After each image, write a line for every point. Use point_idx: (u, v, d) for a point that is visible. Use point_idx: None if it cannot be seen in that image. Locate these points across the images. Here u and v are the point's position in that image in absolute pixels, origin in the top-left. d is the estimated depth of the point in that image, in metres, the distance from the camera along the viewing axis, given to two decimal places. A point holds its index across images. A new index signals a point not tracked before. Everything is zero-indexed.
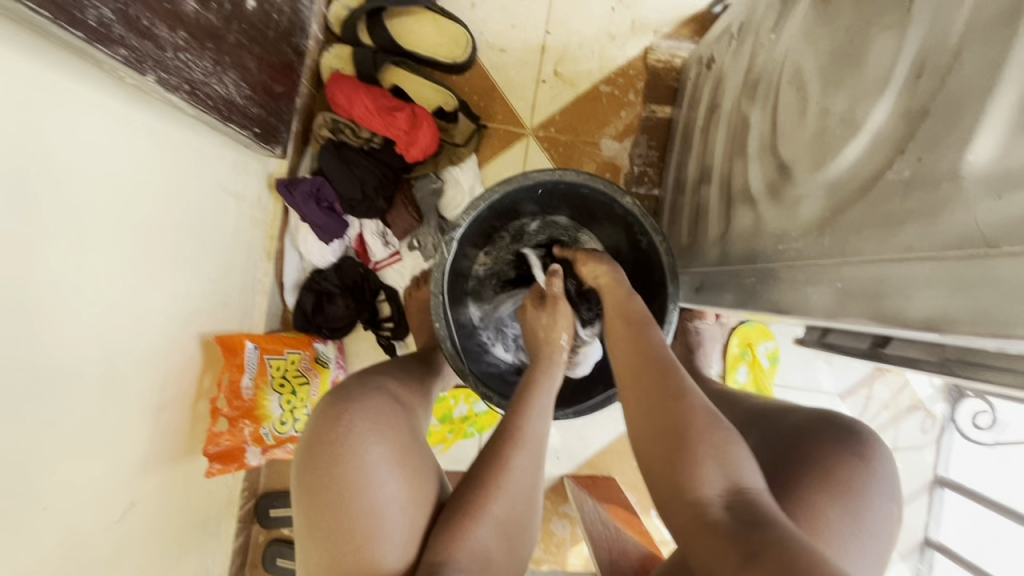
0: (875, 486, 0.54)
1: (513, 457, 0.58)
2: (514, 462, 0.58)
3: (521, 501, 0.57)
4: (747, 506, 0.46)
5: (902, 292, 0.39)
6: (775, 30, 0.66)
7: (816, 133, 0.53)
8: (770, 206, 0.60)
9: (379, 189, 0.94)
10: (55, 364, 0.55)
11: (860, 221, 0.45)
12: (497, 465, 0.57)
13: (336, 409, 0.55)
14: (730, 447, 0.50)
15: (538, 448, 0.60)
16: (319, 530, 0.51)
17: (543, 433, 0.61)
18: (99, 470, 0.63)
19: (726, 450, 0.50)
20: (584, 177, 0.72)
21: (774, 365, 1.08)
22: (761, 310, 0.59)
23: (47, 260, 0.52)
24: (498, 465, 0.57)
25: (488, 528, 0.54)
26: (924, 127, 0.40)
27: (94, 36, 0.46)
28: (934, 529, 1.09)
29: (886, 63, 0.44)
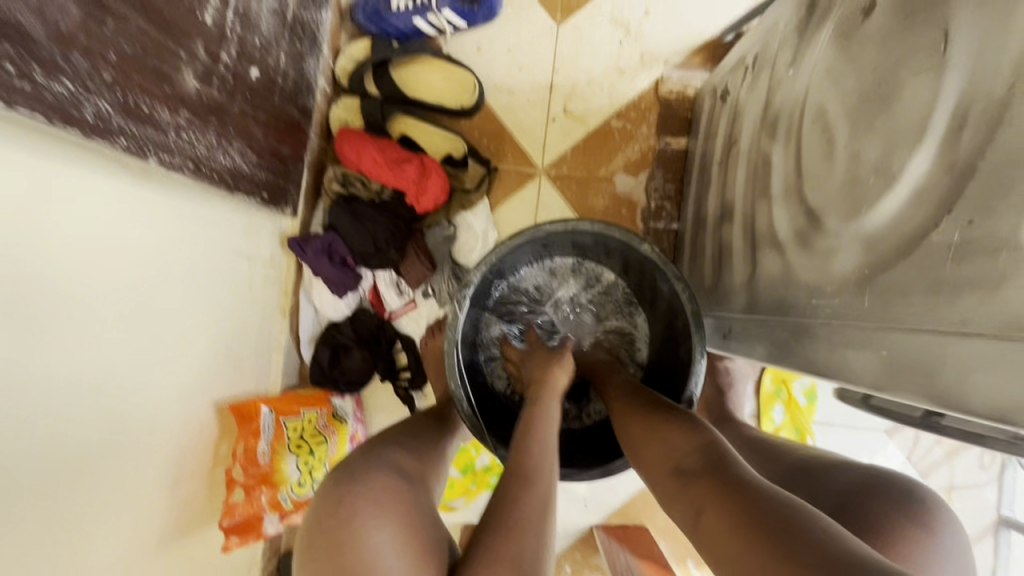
0: (936, 564, 0.48)
1: (523, 499, 0.53)
2: (521, 506, 0.53)
3: (538, 552, 0.50)
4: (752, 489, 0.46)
5: (965, 373, 0.34)
6: (793, 66, 0.62)
7: (847, 181, 0.49)
8: (800, 255, 0.56)
9: (390, 240, 0.93)
10: (65, 456, 0.54)
11: (906, 283, 0.40)
12: (505, 508, 0.52)
13: (336, 494, 0.53)
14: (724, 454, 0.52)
15: (545, 484, 0.56)
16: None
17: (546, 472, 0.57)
18: (115, 553, 0.62)
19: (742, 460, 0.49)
20: (598, 226, 0.68)
21: (812, 403, 1.02)
22: (796, 368, 0.54)
23: (55, 351, 0.51)
24: (505, 507, 0.53)
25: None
26: (971, 185, 0.36)
27: (92, 131, 0.45)
28: (1003, 574, 1.00)
29: (923, 112, 0.40)
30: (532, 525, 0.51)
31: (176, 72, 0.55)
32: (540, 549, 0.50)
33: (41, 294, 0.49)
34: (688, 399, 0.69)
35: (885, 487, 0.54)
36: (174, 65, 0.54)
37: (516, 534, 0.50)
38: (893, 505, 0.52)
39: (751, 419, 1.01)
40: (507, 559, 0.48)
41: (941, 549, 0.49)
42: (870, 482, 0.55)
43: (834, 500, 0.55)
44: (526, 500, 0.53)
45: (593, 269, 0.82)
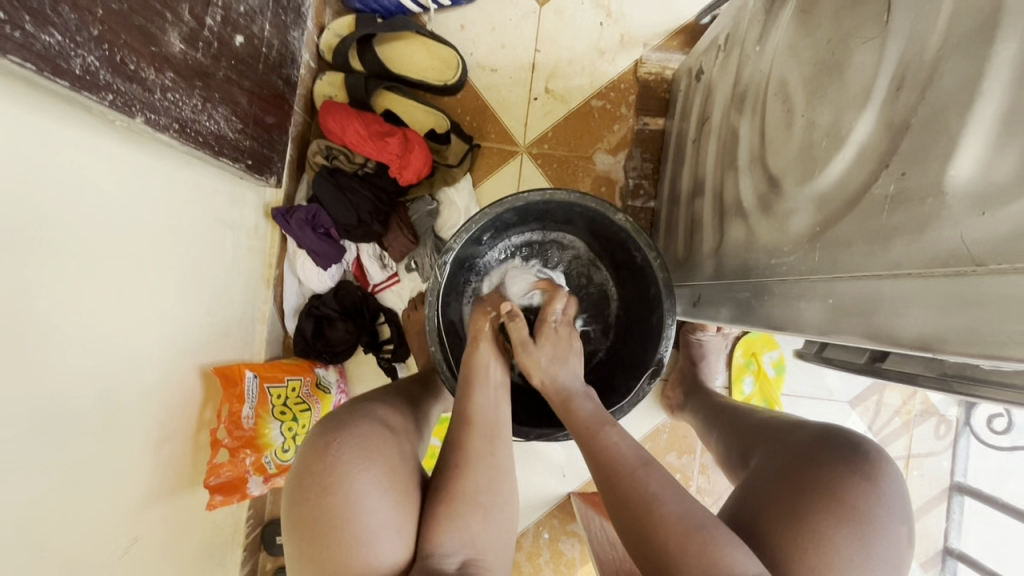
0: (884, 511, 0.52)
1: (470, 443, 0.60)
2: (470, 446, 0.60)
3: (493, 482, 0.58)
4: None
5: (892, 310, 0.38)
6: (760, 43, 0.65)
7: (803, 147, 0.52)
8: (762, 219, 0.60)
9: (374, 213, 0.94)
10: (52, 407, 0.56)
11: (848, 236, 0.44)
12: (456, 452, 0.59)
13: (323, 439, 0.55)
14: (714, 546, 0.46)
15: (496, 427, 0.62)
16: (314, 563, 0.50)
17: (497, 412, 0.63)
18: (101, 506, 0.64)
19: (717, 557, 0.46)
20: (574, 196, 0.71)
21: (780, 375, 1.06)
22: (756, 326, 0.58)
23: (43, 303, 0.53)
24: (457, 446, 0.60)
25: (474, 516, 0.55)
26: (905, 140, 0.39)
27: (81, 84, 0.47)
28: (955, 537, 1.06)
29: (867, 77, 0.44)
30: (481, 463, 0.58)
31: (162, 32, 0.56)
32: (491, 478, 0.58)
33: (41, 244, 0.52)
34: (658, 361, 0.71)
35: (842, 439, 0.58)
36: (160, 26, 0.55)
37: (466, 474, 0.57)
38: (846, 456, 0.55)
39: (722, 391, 1.05)
40: (467, 497, 0.56)
41: (890, 495, 0.53)
42: (829, 437, 0.59)
43: (793, 458, 0.58)
44: (472, 442, 0.60)
45: (558, 237, 0.85)
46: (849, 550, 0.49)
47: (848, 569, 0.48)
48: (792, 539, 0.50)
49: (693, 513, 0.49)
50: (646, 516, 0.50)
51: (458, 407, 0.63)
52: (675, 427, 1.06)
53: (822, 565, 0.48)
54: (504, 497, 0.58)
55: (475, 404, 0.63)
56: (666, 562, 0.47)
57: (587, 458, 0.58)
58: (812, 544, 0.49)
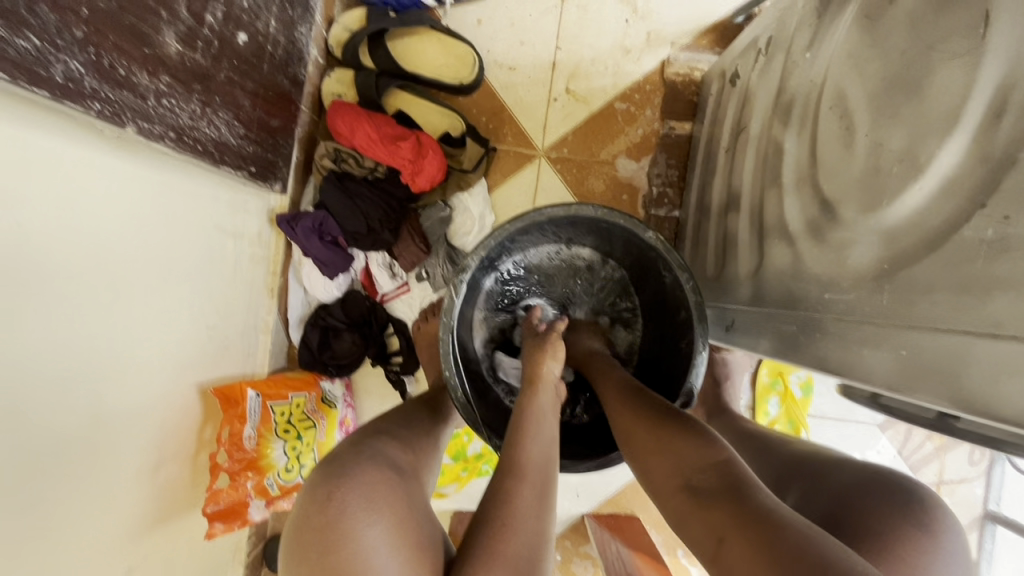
0: (943, 567, 0.46)
1: (519, 492, 0.54)
2: (519, 500, 0.53)
3: (535, 544, 0.51)
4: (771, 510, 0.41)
5: (990, 377, 0.33)
6: (810, 50, 0.60)
7: (867, 171, 0.47)
8: (812, 247, 0.54)
9: (384, 221, 0.89)
10: (36, 441, 0.51)
11: (929, 281, 0.38)
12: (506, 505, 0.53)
13: (325, 488, 0.50)
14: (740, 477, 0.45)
15: (545, 484, 0.56)
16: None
17: (546, 467, 0.57)
18: (93, 539, 0.60)
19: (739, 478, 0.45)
20: (602, 213, 0.65)
21: (807, 395, 1.01)
22: (804, 364, 0.53)
23: (24, 331, 0.48)
24: (504, 502, 0.53)
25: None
26: (1009, 178, 0.34)
27: (62, 93, 0.42)
28: (986, 567, 1.02)
29: (957, 100, 0.38)
30: (529, 518, 0.53)
31: (156, 32, 0.51)
32: (537, 542, 0.52)
33: (22, 266, 0.47)
34: (687, 391, 0.66)
35: (891, 486, 0.52)
36: (154, 25, 0.50)
37: (511, 530, 0.51)
38: (897, 505, 0.50)
39: (746, 411, 1.00)
40: (505, 554, 0.49)
41: (948, 551, 0.47)
42: (877, 481, 0.54)
43: (833, 502, 0.53)
44: (522, 497, 0.54)
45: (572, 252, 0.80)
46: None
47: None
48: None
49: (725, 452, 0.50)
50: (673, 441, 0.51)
51: (507, 455, 0.58)
52: None
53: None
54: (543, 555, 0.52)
55: (527, 449, 0.58)
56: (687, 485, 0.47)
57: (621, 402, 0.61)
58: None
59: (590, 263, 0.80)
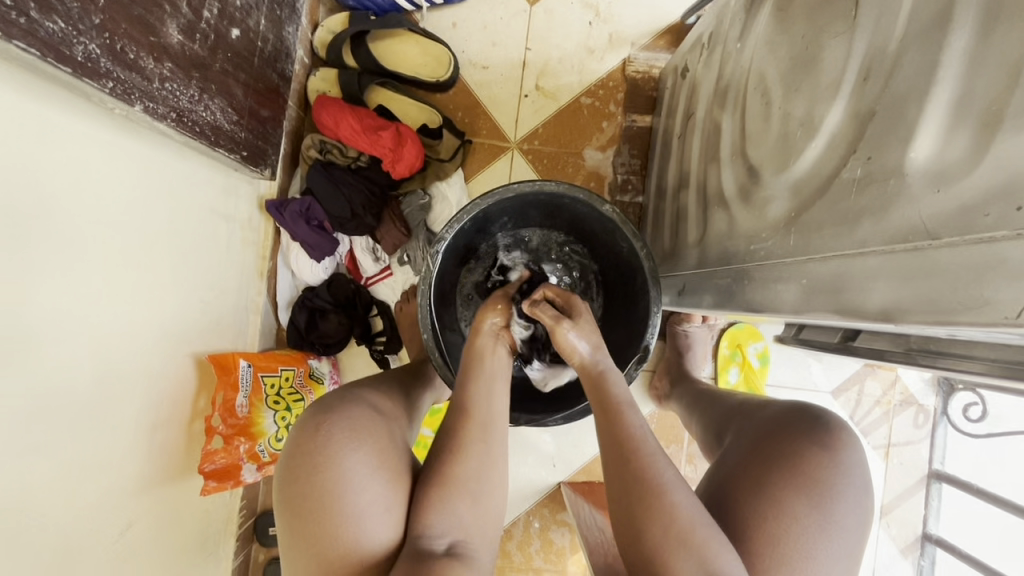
0: (843, 478, 0.54)
1: (467, 431, 0.60)
2: (468, 433, 0.60)
3: (483, 472, 0.58)
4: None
5: (860, 285, 0.40)
6: (740, 40, 0.68)
7: (779, 137, 0.55)
8: (742, 208, 0.62)
9: (366, 206, 0.96)
10: (47, 390, 0.56)
11: (821, 218, 0.46)
12: (454, 436, 0.60)
13: (315, 420, 0.57)
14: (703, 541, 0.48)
15: (492, 421, 0.62)
16: (303, 541, 0.52)
17: (495, 409, 0.63)
18: (96, 489, 0.64)
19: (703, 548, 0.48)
20: (563, 187, 0.73)
21: (765, 366, 1.09)
22: (738, 310, 0.60)
23: (40, 287, 0.54)
24: (455, 435, 0.60)
25: (462, 502, 0.55)
26: (871, 127, 0.42)
27: (82, 71, 0.48)
28: (934, 523, 1.10)
29: (838, 69, 0.46)
30: (475, 450, 0.59)
31: (160, 23, 0.57)
32: (486, 471, 0.58)
33: (39, 228, 0.53)
34: (645, 348, 0.74)
35: (808, 414, 0.60)
36: (159, 16, 0.57)
37: (460, 457, 0.58)
38: (808, 429, 0.58)
39: (708, 381, 1.08)
40: (455, 481, 0.56)
41: (849, 465, 0.55)
42: (794, 410, 0.61)
43: (757, 435, 0.60)
44: (469, 430, 0.60)
45: (537, 231, 0.88)
46: (806, 517, 0.51)
47: (805, 537, 0.51)
48: (754, 523, 0.52)
49: (698, 510, 0.50)
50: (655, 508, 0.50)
51: (457, 395, 0.64)
52: (662, 417, 1.08)
53: (782, 536, 0.51)
54: (498, 489, 0.59)
55: (476, 389, 0.64)
56: (664, 552, 0.49)
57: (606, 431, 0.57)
58: (771, 513, 0.52)
59: (554, 239, 0.88)
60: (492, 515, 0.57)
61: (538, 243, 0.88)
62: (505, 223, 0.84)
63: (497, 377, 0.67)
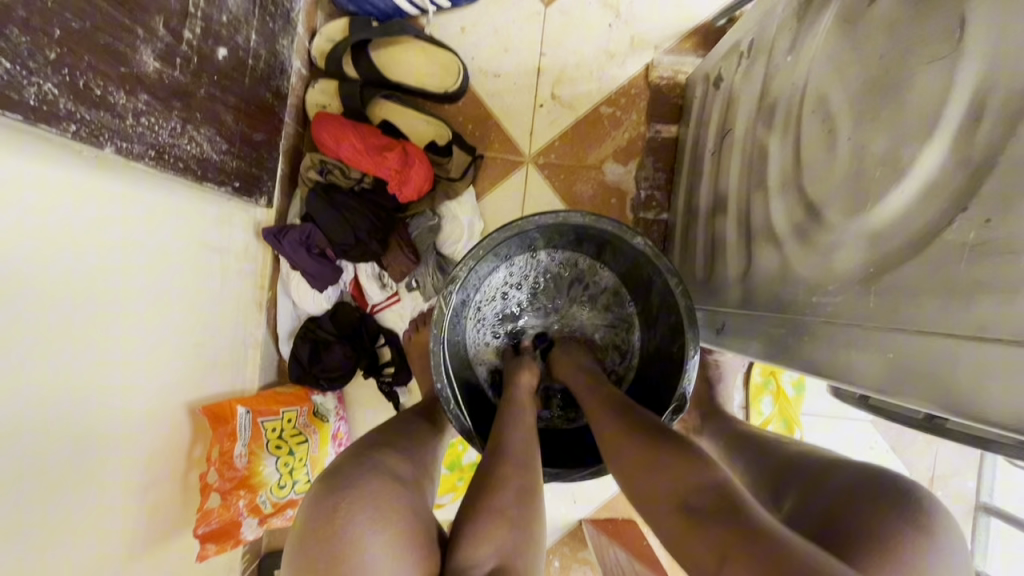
0: (942, 568, 0.46)
1: (505, 470, 0.55)
2: (509, 478, 0.55)
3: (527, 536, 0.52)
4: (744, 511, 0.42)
5: (979, 379, 0.33)
6: (792, 52, 0.60)
7: (850, 174, 0.47)
8: (798, 250, 0.54)
9: (372, 232, 0.88)
10: (21, 470, 0.50)
11: (914, 284, 0.39)
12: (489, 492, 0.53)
13: (331, 499, 0.50)
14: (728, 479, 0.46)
15: (529, 462, 0.58)
16: None
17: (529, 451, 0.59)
18: (83, 564, 0.58)
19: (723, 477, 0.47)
20: (590, 219, 0.65)
21: (800, 394, 1.01)
22: (792, 367, 0.53)
23: (6, 360, 0.47)
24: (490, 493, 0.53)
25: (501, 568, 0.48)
26: (989, 183, 0.34)
27: (37, 116, 0.41)
28: (982, 560, 1.00)
29: (936, 103, 0.38)
30: (512, 498, 0.53)
31: (133, 50, 0.50)
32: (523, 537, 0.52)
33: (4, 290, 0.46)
34: (680, 396, 0.66)
35: (887, 486, 0.53)
36: (131, 43, 0.49)
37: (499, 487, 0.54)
38: (892, 505, 0.50)
39: (739, 412, 1.00)
40: (498, 519, 0.51)
41: (947, 552, 0.47)
42: (874, 479, 0.54)
43: (834, 506, 0.53)
44: (506, 466, 0.56)
45: (566, 256, 0.78)
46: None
47: None
48: None
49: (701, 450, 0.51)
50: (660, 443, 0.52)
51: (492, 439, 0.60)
52: None
53: None
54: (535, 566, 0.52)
55: (511, 430, 0.61)
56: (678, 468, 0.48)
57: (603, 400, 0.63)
58: None
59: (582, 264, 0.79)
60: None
61: (566, 265, 0.79)
62: (529, 250, 0.75)
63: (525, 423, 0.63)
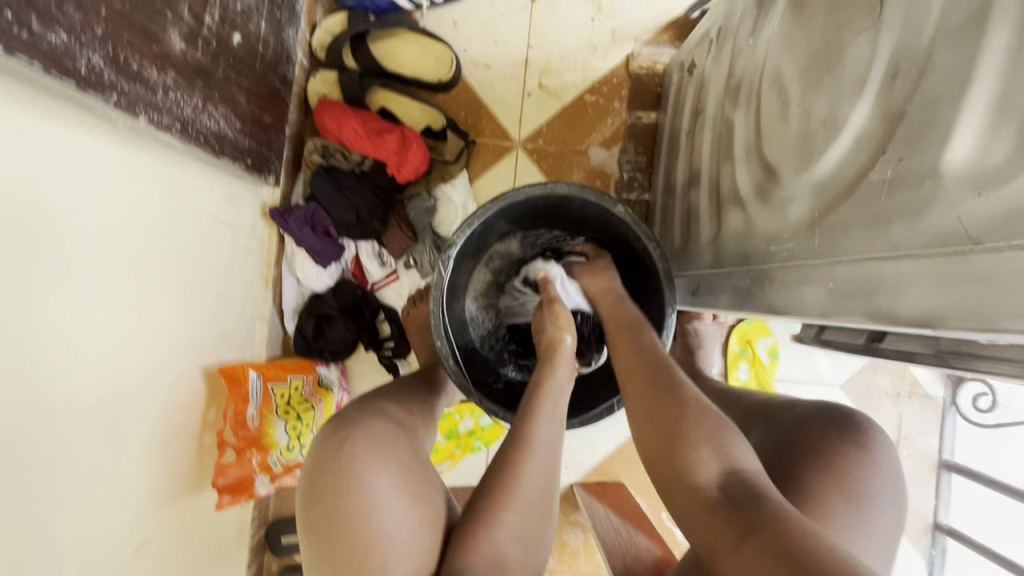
0: (877, 476, 0.55)
1: (525, 466, 0.58)
2: (525, 472, 0.57)
3: (533, 509, 0.57)
4: (743, 485, 0.49)
5: (895, 289, 0.40)
6: (753, 36, 0.67)
7: (799, 135, 0.54)
8: (759, 208, 0.61)
9: (372, 211, 0.95)
10: (60, 412, 0.55)
11: (848, 220, 0.46)
12: (509, 477, 0.57)
13: (339, 438, 0.56)
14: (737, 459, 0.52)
15: (550, 454, 0.60)
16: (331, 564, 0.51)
17: (553, 438, 0.61)
18: (111, 507, 0.63)
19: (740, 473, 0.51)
20: (575, 188, 0.72)
21: (775, 361, 1.09)
22: (757, 311, 0.60)
23: (48, 308, 0.52)
24: (510, 475, 0.57)
25: (509, 537, 0.55)
26: (901, 128, 0.41)
27: (86, 84, 0.46)
28: (944, 513, 1.10)
29: (862, 67, 0.45)
30: (531, 493, 0.57)
31: (163, 32, 0.56)
32: (534, 503, 0.58)
33: (48, 245, 0.51)
34: (660, 350, 0.72)
35: (836, 414, 0.60)
36: (161, 24, 0.55)
37: (513, 499, 0.56)
38: (838, 429, 0.57)
39: (719, 378, 1.07)
40: (507, 525, 0.55)
41: (880, 460, 0.56)
42: (827, 409, 0.61)
43: (788, 430, 0.60)
44: (528, 470, 0.57)
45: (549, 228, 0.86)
46: (849, 515, 0.52)
47: (846, 532, 0.51)
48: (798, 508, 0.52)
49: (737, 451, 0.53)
50: (689, 452, 0.53)
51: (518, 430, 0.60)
52: None
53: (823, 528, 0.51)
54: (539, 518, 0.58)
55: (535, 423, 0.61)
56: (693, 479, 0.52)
57: (634, 383, 0.61)
58: (814, 512, 0.52)
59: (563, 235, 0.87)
60: (534, 542, 0.58)
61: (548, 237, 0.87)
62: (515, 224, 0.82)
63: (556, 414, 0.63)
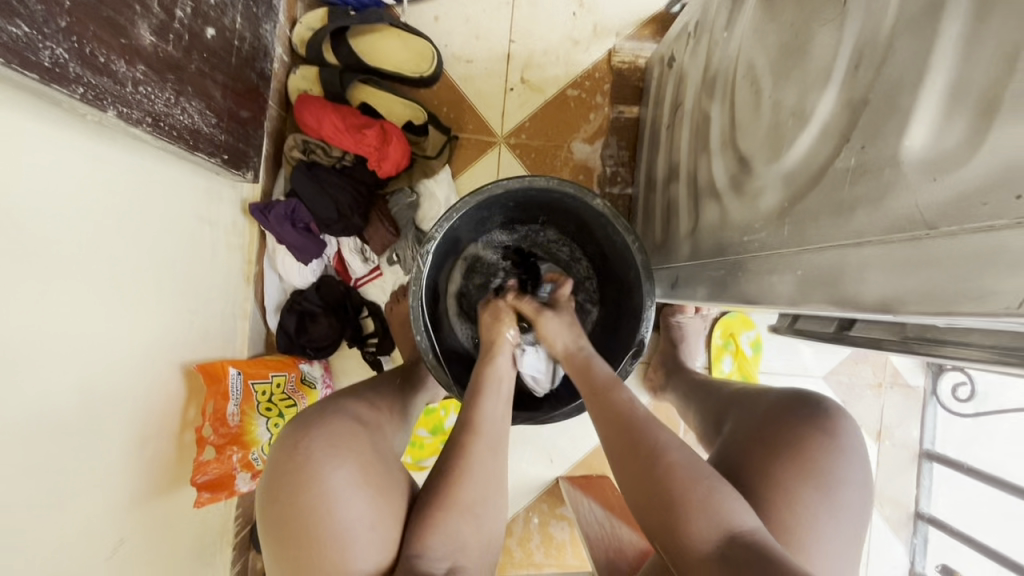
0: (846, 463, 0.55)
1: (473, 449, 0.59)
2: (473, 452, 0.59)
3: (486, 490, 0.58)
4: (744, 545, 0.47)
5: (857, 275, 0.40)
6: (727, 28, 0.67)
7: (770, 127, 0.54)
8: (734, 200, 0.62)
9: (353, 205, 0.94)
10: (33, 409, 0.55)
11: (815, 209, 0.46)
12: (460, 456, 0.59)
13: (295, 438, 0.56)
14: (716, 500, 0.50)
15: (496, 437, 0.61)
16: (291, 562, 0.51)
17: (500, 428, 0.62)
18: (87, 505, 0.63)
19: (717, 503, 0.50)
20: (553, 181, 0.72)
21: (757, 353, 1.10)
22: (731, 301, 0.60)
23: (19, 304, 0.52)
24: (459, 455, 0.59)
25: (464, 520, 0.56)
26: (864, 117, 0.41)
27: (50, 77, 0.46)
28: (926, 502, 1.11)
29: (828, 57, 0.46)
30: (479, 470, 0.58)
31: (131, 25, 0.55)
32: (485, 486, 0.58)
33: (17, 241, 0.51)
34: (639, 341, 0.73)
35: (808, 400, 0.60)
36: (129, 18, 0.55)
37: (464, 479, 0.57)
38: (809, 416, 0.58)
39: (702, 371, 1.08)
40: (458, 501, 0.56)
41: (848, 446, 0.56)
42: (800, 395, 0.61)
43: (762, 416, 0.60)
44: (473, 449, 0.59)
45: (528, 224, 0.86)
46: (816, 506, 0.53)
47: (815, 522, 0.52)
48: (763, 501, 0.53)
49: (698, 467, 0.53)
50: (658, 473, 0.53)
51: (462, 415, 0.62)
52: (658, 410, 1.08)
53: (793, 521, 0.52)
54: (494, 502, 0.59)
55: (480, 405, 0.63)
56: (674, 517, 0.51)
57: (598, 411, 0.61)
58: (784, 503, 0.52)
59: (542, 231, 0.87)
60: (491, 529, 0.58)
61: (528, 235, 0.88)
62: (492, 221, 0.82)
63: (500, 402, 0.65)
